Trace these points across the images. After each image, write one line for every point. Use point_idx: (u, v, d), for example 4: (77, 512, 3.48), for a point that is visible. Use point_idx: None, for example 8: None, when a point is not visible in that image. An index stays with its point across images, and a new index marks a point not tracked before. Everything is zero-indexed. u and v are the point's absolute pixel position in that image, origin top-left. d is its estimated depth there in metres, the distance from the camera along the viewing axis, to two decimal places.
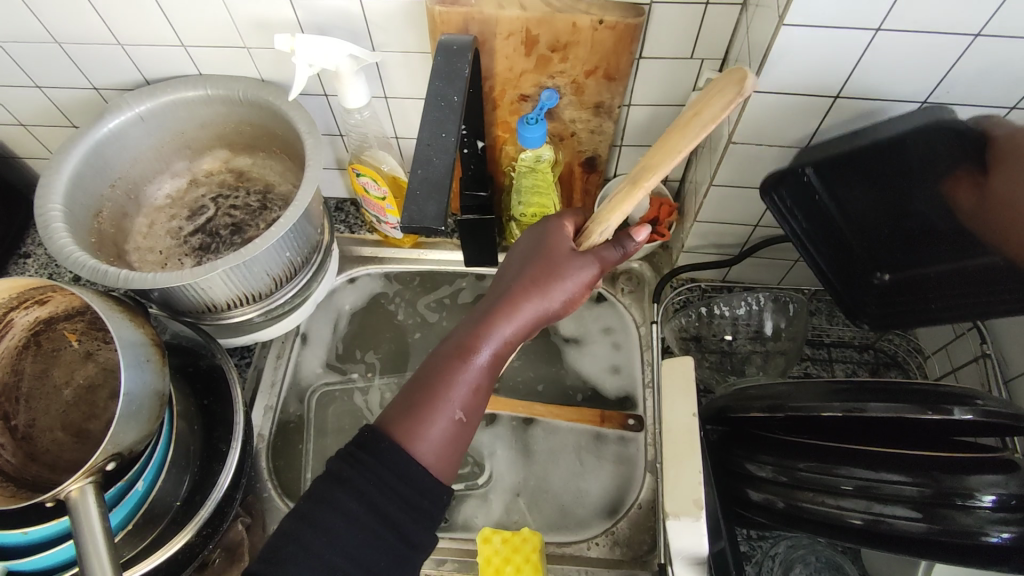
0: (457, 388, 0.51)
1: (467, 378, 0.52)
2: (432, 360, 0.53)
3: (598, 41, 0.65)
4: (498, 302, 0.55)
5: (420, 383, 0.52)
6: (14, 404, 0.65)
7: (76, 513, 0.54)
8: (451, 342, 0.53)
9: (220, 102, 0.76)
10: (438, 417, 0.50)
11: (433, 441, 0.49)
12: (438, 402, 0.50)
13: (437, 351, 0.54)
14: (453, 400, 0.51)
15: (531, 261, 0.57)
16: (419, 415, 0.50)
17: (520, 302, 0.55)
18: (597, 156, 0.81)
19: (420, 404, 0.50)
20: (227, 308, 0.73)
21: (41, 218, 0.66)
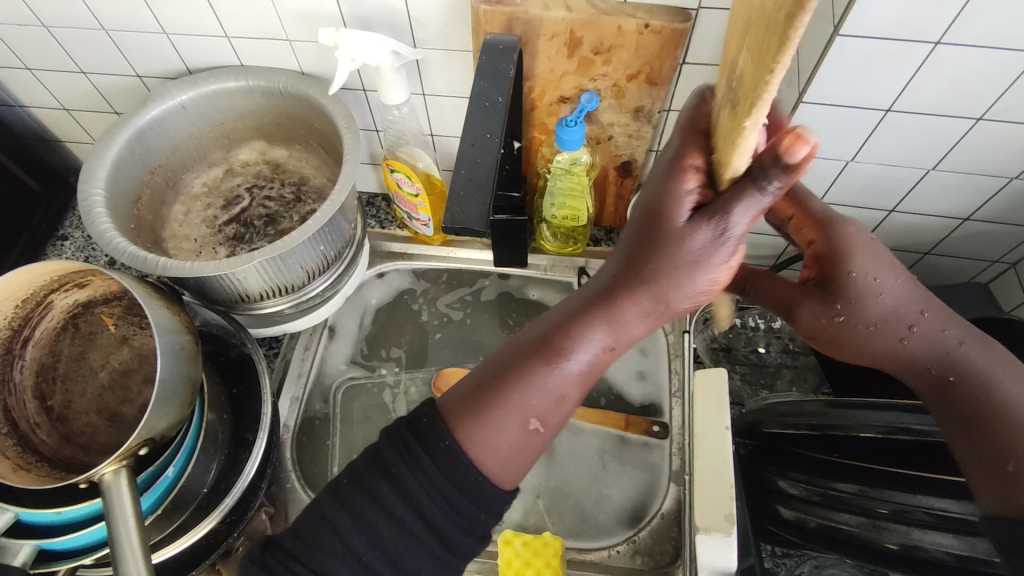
0: (535, 393, 0.43)
1: (549, 383, 0.43)
2: (516, 351, 0.44)
3: (643, 45, 0.64)
4: (604, 295, 0.43)
5: (499, 375, 0.44)
6: (50, 385, 0.66)
7: (109, 495, 0.54)
8: (536, 338, 0.44)
9: (260, 93, 0.77)
10: (505, 425, 0.43)
11: (502, 445, 0.44)
12: (509, 407, 0.43)
13: (522, 338, 0.45)
14: (527, 408, 0.43)
15: (650, 232, 0.40)
16: (486, 417, 0.43)
17: (623, 304, 0.42)
18: (633, 161, 0.80)
19: (491, 407, 0.43)
20: (259, 299, 0.73)
21: (83, 202, 0.67)
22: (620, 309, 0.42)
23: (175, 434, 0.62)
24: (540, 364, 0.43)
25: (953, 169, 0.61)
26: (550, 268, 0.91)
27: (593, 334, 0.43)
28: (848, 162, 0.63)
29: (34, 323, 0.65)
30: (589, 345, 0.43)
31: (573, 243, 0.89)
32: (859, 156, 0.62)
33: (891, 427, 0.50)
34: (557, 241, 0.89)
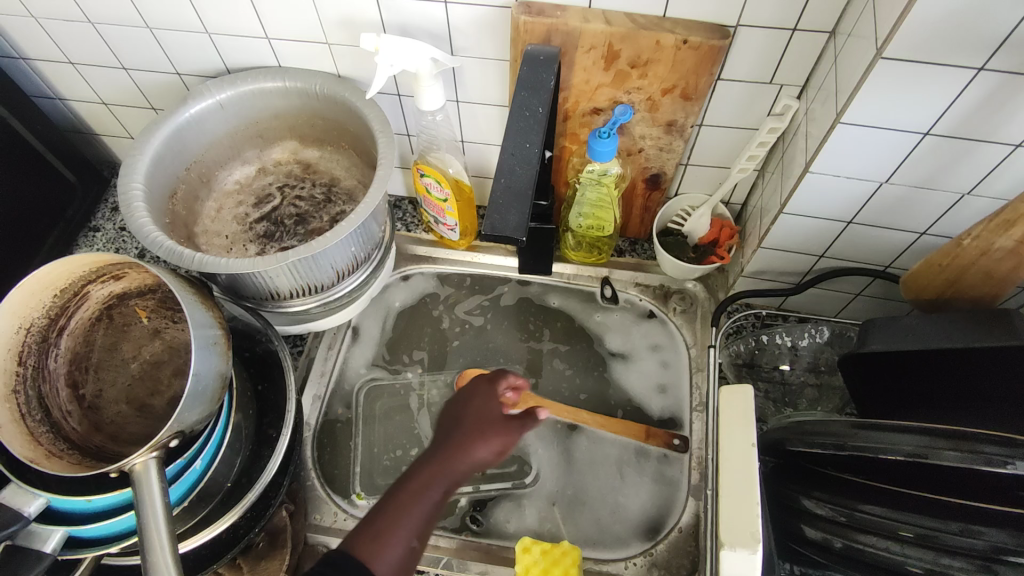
0: (422, 519, 0.49)
1: (420, 510, 0.49)
2: (412, 471, 0.51)
3: (680, 60, 0.65)
4: (454, 436, 0.54)
5: (381, 510, 0.49)
6: (83, 373, 0.67)
7: (138, 486, 0.55)
8: (412, 473, 0.51)
9: (297, 94, 0.78)
10: (395, 542, 0.47)
11: (405, 565, 0.47)
12: (398, 529, 0.47)
13: (403, 473, 0.51)
14: (408, 527, 0.47)
15: (478, 408, 0.57)
16: (381, 536, 0.47)
17: (487, 439, 0.54)
18: (662, 174, 0.80)
19: (380, 533, 0.47)
20: (288, 297, 0.74)
21: (123, 196, 0.69)
22: (456, 461, 0.52)
23: (203, 427, 0.63)
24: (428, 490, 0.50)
25: (990, 195, 0.60)
26: (573, 277, 0.92)
27: (436, 487, 0.50)
28: (883, 184, 0.63)
29: (70, 312, 0.66)
30: (448, 479, 0.51)
31: (597, 254, 0.90)
32: (894, 178, 0.62)
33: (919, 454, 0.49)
34: (582, 250, 0.90)
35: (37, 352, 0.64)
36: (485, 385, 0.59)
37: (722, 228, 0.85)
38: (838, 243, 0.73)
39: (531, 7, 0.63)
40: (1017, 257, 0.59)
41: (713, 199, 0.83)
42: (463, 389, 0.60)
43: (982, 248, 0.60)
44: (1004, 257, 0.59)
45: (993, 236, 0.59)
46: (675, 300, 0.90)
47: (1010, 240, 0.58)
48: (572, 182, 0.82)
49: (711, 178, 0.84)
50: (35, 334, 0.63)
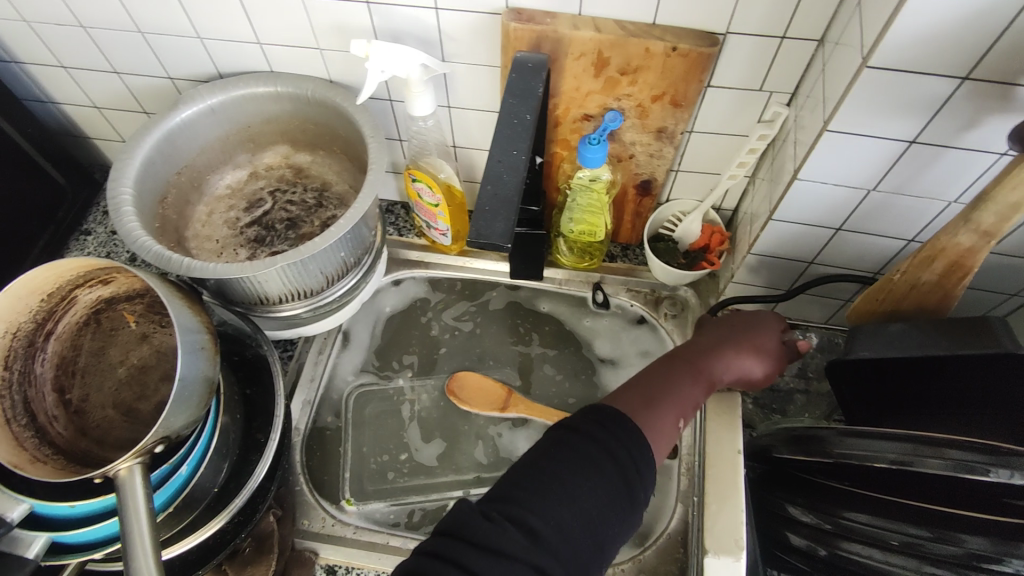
0: (691, 397, 0.56)
1: (671, 405, 0.55)
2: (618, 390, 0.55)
3: (669, 67, 0.65)
4: (724, 352, 0.61)
5: (652, 381, 0.57)
6: (69, 378, 0.67)
7: (123, 491, 0.56)
8: (681, 362, 0.59)
9: (288, 99, 0.78)
10: (671, 412, 0.54)
11: (617, 451, 0.48)
12: (663, 404, 0.54)
13: (621, 388, 0.56)
14: (679, 404, 0.55)
15: (737, 325, 0.64)
16: (651, 417, 0.53)
17: (746, 350, 0.61)
18: (653, 180, 0.80)
19: (651, 399, 0.54)
20: (278, 302, 0.74)
21: (112, 201, 0.68)
22: (725, 365, 0.60)
23: (190, 433, 0.63)
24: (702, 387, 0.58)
25: (976, 204, 0.61)
26: (564, 283, 0.92)
27: (688, 387, 0.57)
28: (871, 192, 0.63)
29: (57, 316, 0.66)
30: (691, 394, 0.57)
31: (588, 259, 0.90)
32: (882, 186, 0.62)
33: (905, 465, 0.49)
34: (573, 255, 0.90)
35: (24, 356, 0.63)
36: (751, 309, 0.68)
37: (713, 234, 0.85)
38: (826, 249, 0.73)
39: (521, 14, 0.63)
40: (942, 287, 0.63)
41: (703, 205, 0.83)
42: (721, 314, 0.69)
43: (912, 282, 0.64)
44: (932, 288, 0.64)
45: (920, 271, 0.62)
46: (666, 306, 0.90)
47: (934, 274, 0.62)
48: (563, 188, 0.82)
49: (702, 185, 0.84)
50: (22, 338, 0.63)
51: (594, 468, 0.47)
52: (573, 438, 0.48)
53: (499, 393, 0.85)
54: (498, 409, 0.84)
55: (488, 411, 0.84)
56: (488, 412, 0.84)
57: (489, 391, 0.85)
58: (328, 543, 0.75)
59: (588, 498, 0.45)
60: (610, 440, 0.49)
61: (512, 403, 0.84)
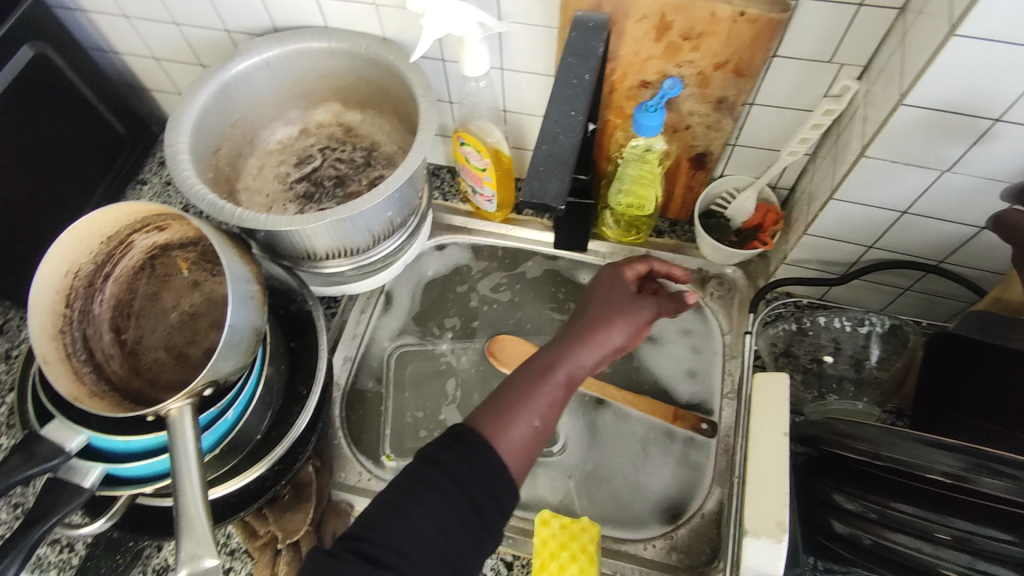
0: (551, 393, 0.54)
1: (535, 404, 0.52)
2: (488, 398, 0.53)
3: (736, 33, 0.62)
4: (576, 341, 0.57)
5: (507, 386, 0.54)
6: (125, 320, 0.70)
7: (173, 430, 0.58)
8: (539, 359, 0.56)
9: (341, 56, 0.77)
10: (521, 420, 0.51)
11: (459, 474, 0.48)
12: (522, 410, 0.52)
13: (495, 391, 0.54)
14: (534, 408, 0.52)
15: (587, 308, 0.60)
16: (503, 422, 0.51)
17: (613, 336, 0.58)
18: (708, 153, 0.78)
19: (505, 409, 0.52)
20: (325, 258, 0.75)
21: (169, 148, 0.69)
22: (565, 358, 0.55)
23: (237, 378, 0.64)
24: (568, 382, 0.55)
25: None
26: (609, 256, 0.90)
27: (555, 380, 0.54)
28: (944, 173, 0.60)
29: (115, 260, 0.68)
30: (558, 389, 0.54)
31: (635, 233, 0.88)
32: (957, 168, 0.59)
33: (959, 465, 0.48)
34: (619, 229, 0.88)
35: (83, 296, 0.66)
36: (609, 270, 0.65)
37: (767, 213, 0.83)
38: (889, 233, 0.70)
39: None
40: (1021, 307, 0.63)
41: (759, 181, 0.80)
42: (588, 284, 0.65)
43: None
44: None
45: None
46: (712, 285, 0.88)
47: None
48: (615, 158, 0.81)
49: (759, 160, 0.81)
50: (82, 279, 0.65)
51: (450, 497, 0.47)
52: (431, 472, 0.47)
53: None
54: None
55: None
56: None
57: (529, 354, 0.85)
58: (362, 497, 0.76)
59: (430, 520, 0.46)
60: (461, 464, 0.48)
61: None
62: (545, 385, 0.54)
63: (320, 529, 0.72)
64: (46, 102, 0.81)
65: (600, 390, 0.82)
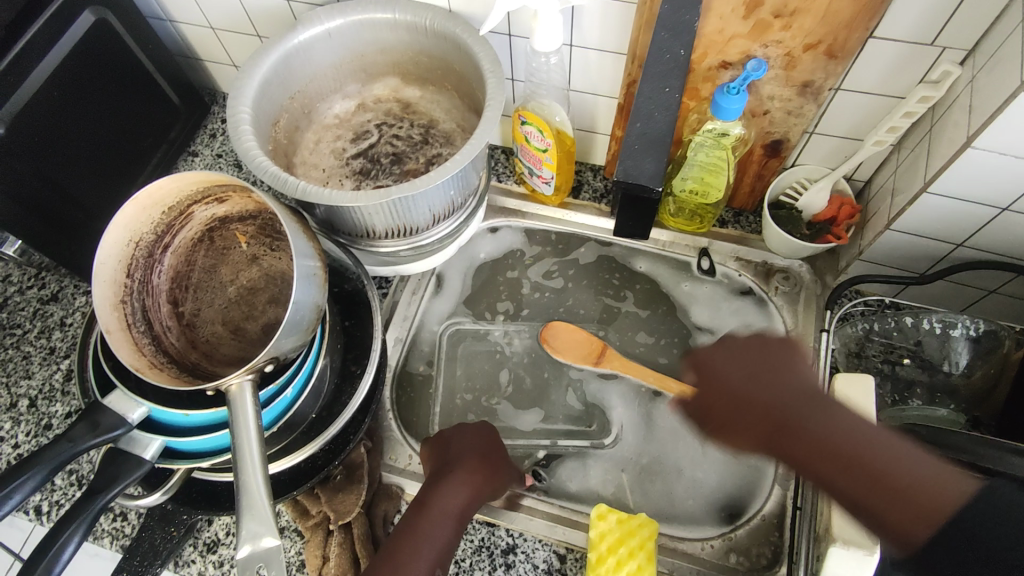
0: (441, 546, 0.60)
1: (425, 558, 0.58)
2: (385, 547, 0.59)
3: (834, 11, 0.58)
4: (429, 496, 0.63)
5: (397, 543, 0.59)
6: (183, 292, 0.69)
7: (234, 405, 0.57)
8: (423, 509, 0.62)
9: (405, 28, 0.75)
10: (418, 573, 0.57)
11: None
12: (414, 562, 0.58)
13: (389, 541, 0.60)
14: (427, 561, 0.58)
15: (449, 461, 0.67)
16: (400, 572, 0.57)
17: (464, 487, 0.64)
18: (785, 140, 0.74)
19: (401, 562, 0.58)
20: (382, 237, 0.73)
21: (231, 118, 0.68)
22: (438, 499, 0.63)
23: (295, 355, 0.63)
24: (440, 521, 0.61)
25: None
26: (669, 245, 0.87)
27: (434, 539, 0.60)
28: None
29: (174, 231, 0.67)
30: (437, 541, 0.60)
31: (698, 221, 0.84)
32: None
33: None
34: (682, 216, 0.85)
35: (143, 266, 0.65)
36: (467, 427, 0.71)
37: (841, 206, 0.79)
38: (981, 231, 0.65)
39: None
40: None
41: (836, 172, 0.76)
42: (433, 438, 0.72)
43: None
44: None
45: None
46: (778, 279, 0.84)
47: None
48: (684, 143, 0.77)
49: (837, 149, 0.77)
50: (142, 249, 0.65)
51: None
52: None
53: (592, 346, 0.82)
54: (591, 363, 0.81)
55: (580, 363, 0.81)
56: (582, 364, 0.81)
57: (583, 342, 0.82)
58: (412, 480, 0.74)
59: None
60: None
61: (606, 357, 0.81)
62: (424, 537, 0.60)
63: (371, 511, 0.72)
64: (105, 70, 0.80)
65: (658, 381, 0.79)
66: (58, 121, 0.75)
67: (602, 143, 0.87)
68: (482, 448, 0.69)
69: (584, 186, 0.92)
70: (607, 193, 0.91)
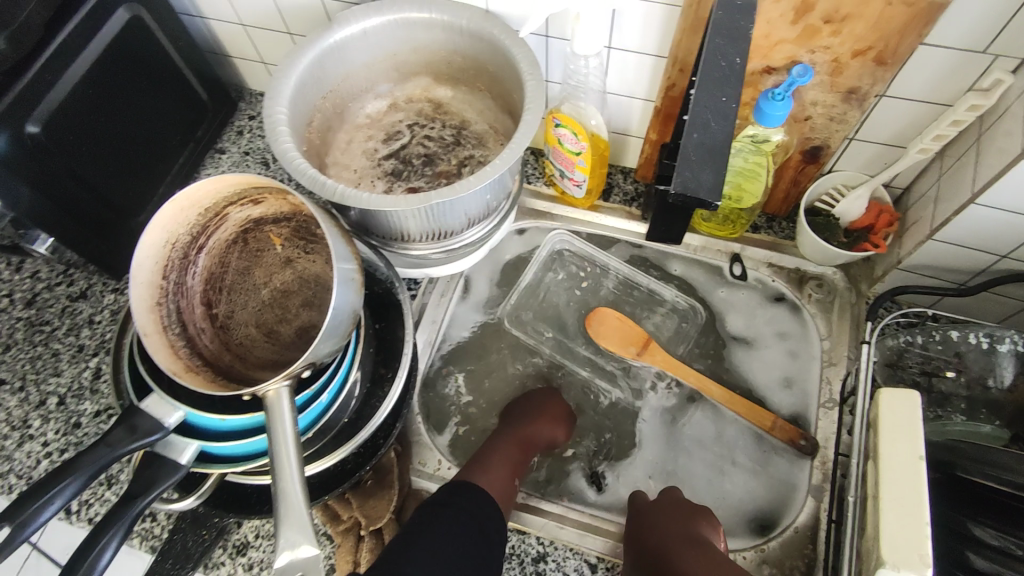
0: (517, 467, 0.72)
1: (506, 474, 0.71)
2: (475, 462, 0.72)
3: (887, 17, 0.57)
4: (511, 432, 0.75)
5: (493, 453, 0.73)
6: (217, 294, 0.68)
7: (271, 411, 0.56)
8: (509, 437, 0.74)
9: (441, 28, 0.74)
10: (499, 485, 0.70)
11: (473, 509, 0.65)
12: (497, 476, 0.70)
13: (479, 459, 0.72)
14: (508, 477, 0.71)
15: (528, 410, 0.77)
16: (487, 481, 0.69)
17: (540, 430, 0.75)
18: (825, 147, 0.73)
19: (488, 472, 0.70)
20: (415, 241, 0.72)
21: (268, 119, 0.67)
22: (531, 431, 0.74)
23: (330, 361, 0.62)
24: (525, 447, 0.74)
25: None
26: (701, 250, 0.86)
27: (513, 460, 0.72)
28: None
29: (209, 232, 0.66)
30: (514, 465, 0.72)
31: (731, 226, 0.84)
32: None
33: None
34: (715, 222, 0.84)
35: (178, 268, 0.65)
36: (548, 391, 0.81)
37: (879, 214, 0.77)
38: None
39: None
40: None
41: (876, 179, 0.74)
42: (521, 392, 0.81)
43: None
44: None
45: None
46: (811, 287, 0.84)
47: None
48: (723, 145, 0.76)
49: (877, 156, 0.76)
50: (178, 250, 0.64)
51: (471, 521, 0.64)
52: None
53: (636, 338, 0.82)
54: (634, 354, 0.81)
55: (623, 352, 0.82)
56: (626, 352, 0.81)
57: (629, 331, 0.82)
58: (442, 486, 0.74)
59: None
60: (466, 514, 0.64)
61: (650, 351, 0.81)
62: (508, 457, 0.72)
63: (401, 516, 0.71)
64: (137, 67, 0.80)
65: (698, 383, 0.78)
66: (91, 119, 0.75)
67: (635, 146, 0.87)
68: (558, 405, 0.78)
69: (614, 189, 0.90)
70: (638, 197, 0.89)
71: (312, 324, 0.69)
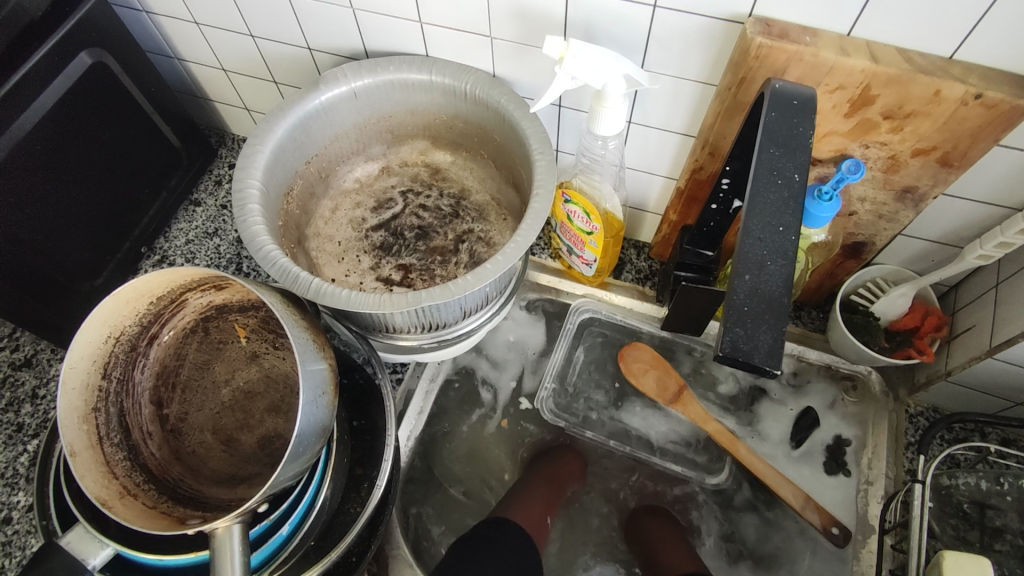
0: (549, 500, 0.71)
1: (542, 504, 0.70)
2: (512, 492, 0.71)
3: (959, 118, 0.49)
4: (541, 471, 0.73)
5: (526, 489, 0.71)
6: (169, 391, 0.60)
7: (217, 555, 0.46)
8: (544, 473, 0.73)
9: (441, 91, 0.66)
10: (531, 515, 0.69)
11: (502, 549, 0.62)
12: (529, 506, 0.69)
13: (516, 488, 0.71)
14: (544, 507, 0.70)
15: (558, 451, 0.76)
16: (520, 506, 0.69)
17: (569, 470, 0.74)
18: (869, 243, 0.65)
19: (522, 503, 0.69)
20: (402, 333, 0.64)
21: (237, 195, 0.58)
22: (559, 471, 0.73)
23: (295, 485, 0.56)
24: (555, 485, 0.72)
25: None
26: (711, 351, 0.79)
27: (543, 494, 0.71)
28: None
29: (165, 321, 0.58)
30: (546, 499, 0.71)
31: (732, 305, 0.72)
32: None
33: None
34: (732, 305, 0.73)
35: (125, 362, 0.56)
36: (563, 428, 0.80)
37: (925, 316, 0.69)
38: None
39: (771, 27, 0.49)
40: None
41: (923, 278, 0.66)
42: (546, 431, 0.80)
43: None
44: None
45: None
46: (843, 388, 0.75)
47: None
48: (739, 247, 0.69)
49: (925, 253, 0.68)
50: (124, 344, 0.55)
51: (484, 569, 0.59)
52: None
53: (671, 385, 0.75)
54: (665, 401, 0.74)
55: (653, 397, 0.75)
56: (655, 397, 0.75)
57: (668, 376, 0.75)
58: None
59: None
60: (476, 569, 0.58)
61: (682, 402, 0.74)
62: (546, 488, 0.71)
63: None
64: (100, 115, 0.71)
65: (727, 442, 0.71)
66: (45, 175, 0.66)
67: (653, 222, 0.78)
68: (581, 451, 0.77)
69: (626, 265, 0.81)
70: (653, 275, 0.81)
71: (276, 433, 0.61)
